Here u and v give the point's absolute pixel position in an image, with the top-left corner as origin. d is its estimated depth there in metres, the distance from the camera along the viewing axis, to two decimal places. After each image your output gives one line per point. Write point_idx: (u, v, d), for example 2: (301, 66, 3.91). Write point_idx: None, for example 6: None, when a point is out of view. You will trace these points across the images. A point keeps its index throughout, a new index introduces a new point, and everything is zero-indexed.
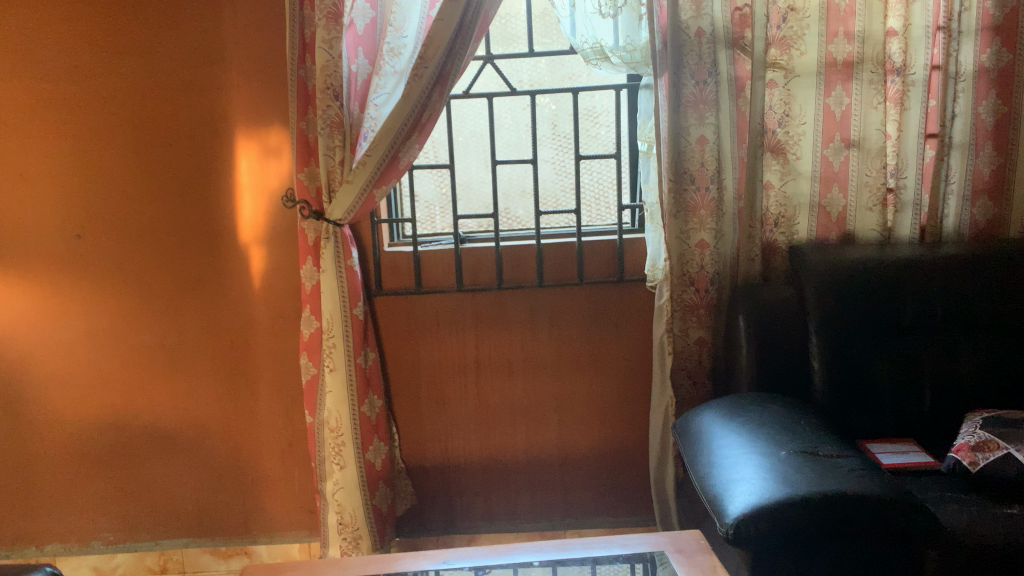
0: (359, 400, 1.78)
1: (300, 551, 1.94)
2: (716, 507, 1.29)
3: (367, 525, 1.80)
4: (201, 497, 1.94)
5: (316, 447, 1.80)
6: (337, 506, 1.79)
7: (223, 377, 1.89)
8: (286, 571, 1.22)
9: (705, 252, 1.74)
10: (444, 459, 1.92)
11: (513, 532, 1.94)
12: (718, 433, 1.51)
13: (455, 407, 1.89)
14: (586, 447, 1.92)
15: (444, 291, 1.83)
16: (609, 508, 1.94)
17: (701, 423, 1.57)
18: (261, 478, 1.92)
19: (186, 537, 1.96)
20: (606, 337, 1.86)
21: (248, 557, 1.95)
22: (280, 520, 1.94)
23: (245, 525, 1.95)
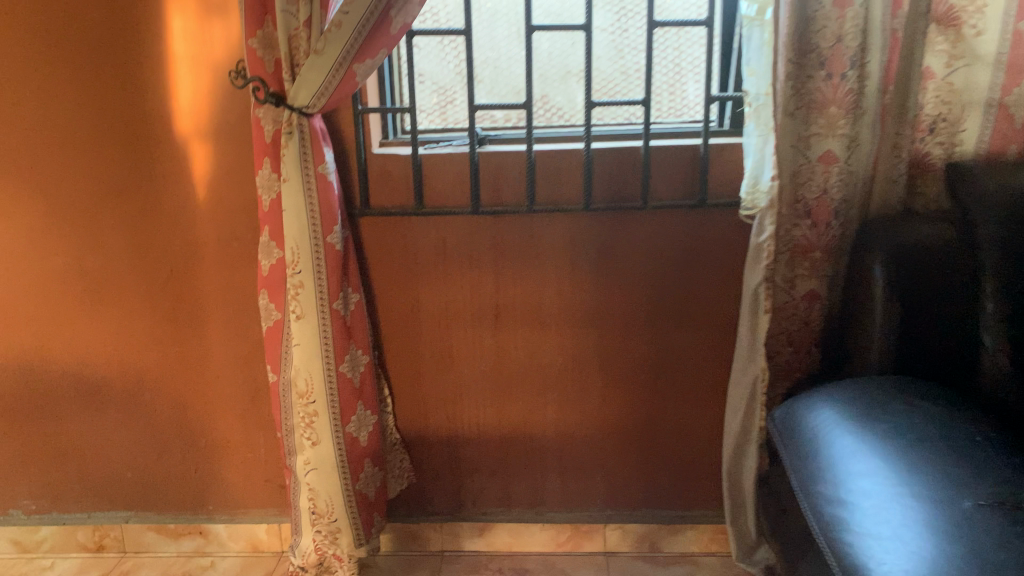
0: (338, 357, 1.31)
1: (269, 534, 1.53)
2: None
3: (348, 518, 1.37)
4: (143, 463, 1.52)
5: (283, 414, 1.36)
6: (309, 492, 1.35)
7: (162, 314, 1.43)
8: None
9: (831, 170, 1.21)
10: (452, 431, 1.46)
11: (539, 524, 1.51)
12: (846, 442, 1.01)
13: (467, 366, 1.42)
14: (639, 424, 1.45)
15: (453, 213, 1.32)
16: (664, 499, 1.50)
17: (817, 422, 1.08)
18: (217, 443, 1.49)
19: (125, 510, 1.55)
20: (676, 282, 1.35)
21: (203, 537, 1.54)
22: (242, 495, 1.53)
23: (199, 498, 1.53)
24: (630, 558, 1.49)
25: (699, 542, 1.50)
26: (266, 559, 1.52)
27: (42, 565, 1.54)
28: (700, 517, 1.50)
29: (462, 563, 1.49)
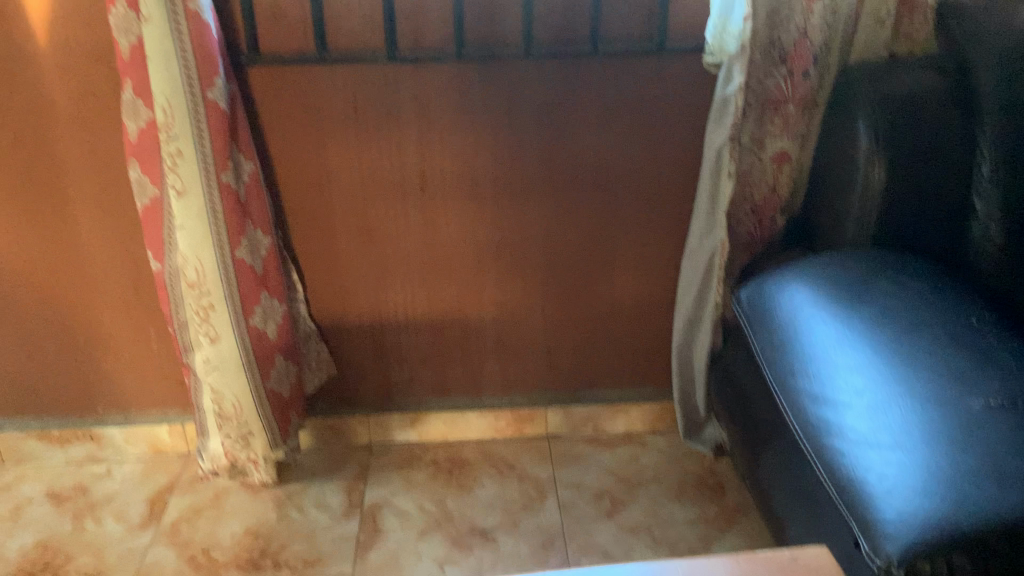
0: (233, 240, 1.10)
1: (171, 435, 1.36)
2: (858, 505, 0.73)
3: (260, 421, 1.21)
4: (11, 364, 1.29)
5: (173, 308, 1.15)
6: (213, 394, 1.18)
7: (8, 191, 1.16)
8: None
9: (815, 7, 1.02)
10: (375, 318, 1.30)
11: (476, 412, 1.39)
12: (828, 324, 0.90)
13: (389, 245, 1.23)
14: (584, 303, 1.31)
15: (365, 62, 1.09)
16: (609, 379, 1.40)
17: (792, 300, 0.95)
18: (99, 340, 1.28)
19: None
20: (629, 143, 1.18)
21: (95, 443, 1.36)
22: (137, 395, 1.34)
23: (86, 400, 1.34)
24: (573, 442, 1.40)
25: (645, 421, 1.42)
26: (171, 462, 1.36)
27: None
28: (646, 396, 1.41)
29: (394, 456, 1.38)
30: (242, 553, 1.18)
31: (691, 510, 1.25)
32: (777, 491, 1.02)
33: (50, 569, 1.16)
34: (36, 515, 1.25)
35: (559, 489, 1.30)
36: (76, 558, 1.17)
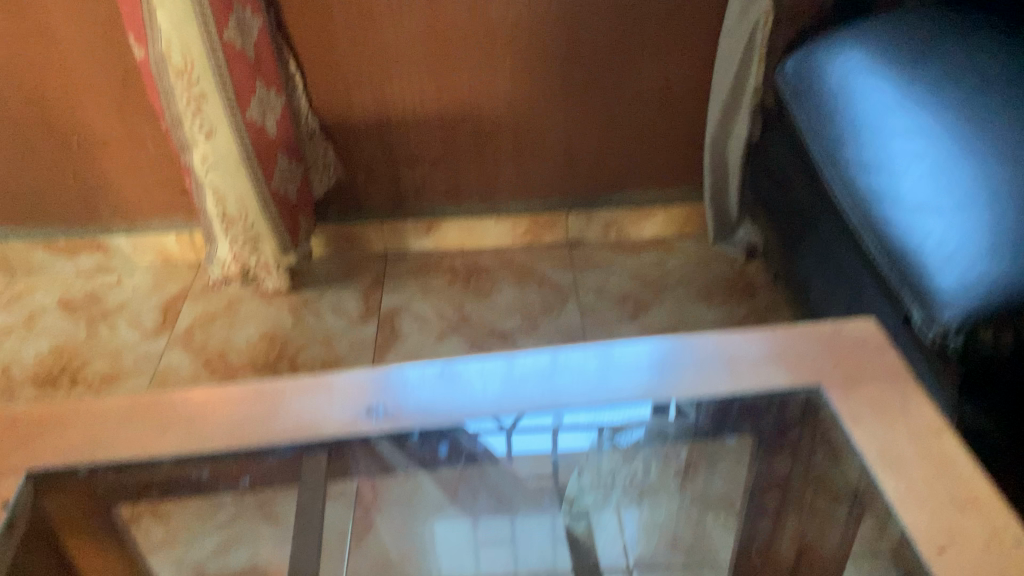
0: (219, 19, 0.99)
1: (180, 243, 1.32)
2: (909, 274, 0.68)
3: (268, 222, 1.15)
4: (6, 170, 1.23)
5: (162, 103, 1.05)
6: (217, 197, 1.11)
7: None
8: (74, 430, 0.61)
9: None
10: (382, 115, 1.20)
11: (493, 218, 1.32)
12: (884, 85, 0.79)
13: (392, 30, 1.11)
14: (609, 94, 1.20)
15: None
16: (635, 180, 1.31)
17: (844, 62, 0.85)
18: (93, 143, 1.21)
19: (3, 227, 1.30)
20: None
21: (104, 252, 1.32)
22: (141, 202, 1.28)
23: (89, 208, 1.29)
24: (597, 247, 1.34)
25: (672, 225, 1.34)
26: (182, 271, 1.32)
27: None
28: (674, 199, 1.32)
29: (409, 264, 1.33)
30: (257, 357, 1.16)
31: (719, 312, 1.20)
32: (814, 284, 0.99)
33: (68, 373, 1.15)
34: (51, 323, 1.23)
35: (580, 294, 1.25)
36: (92, 363, 1.16)
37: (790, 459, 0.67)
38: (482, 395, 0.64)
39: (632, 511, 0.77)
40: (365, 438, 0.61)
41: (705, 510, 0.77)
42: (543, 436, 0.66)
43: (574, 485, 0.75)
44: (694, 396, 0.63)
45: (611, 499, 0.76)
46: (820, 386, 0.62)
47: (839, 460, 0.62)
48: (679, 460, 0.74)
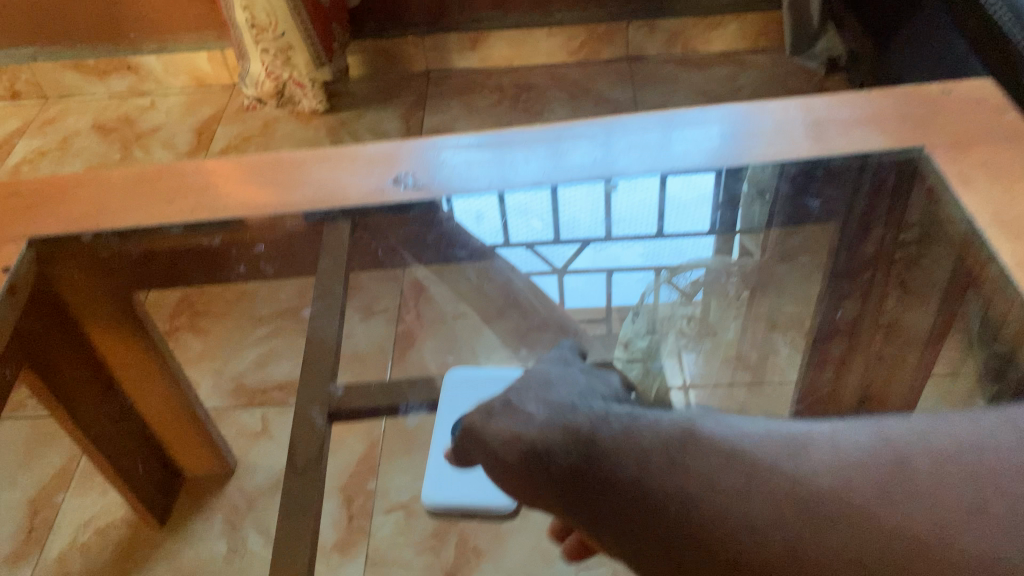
0: None
1: (213, 64, 1.24)
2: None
3: (299, 31, 1.06)
4: None
5: None
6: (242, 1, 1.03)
7: None
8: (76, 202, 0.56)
9: None
10: None
11: (546, 31, 1.21)
12: None
13: None
14: None
15: None
16: None
17: None
18: None
19: (31, 48, 1.24)
20: None
21: (136, 74, 1.26)
22: (169, 16, 1.21)
23: (116, 25, 1.21)
24: (659, 63, 1.22)
25: (744, 38, 1.21)
26: (215, 94, 1.25)
27: None
28: (748, 6, 1.18)
29: (454, 82, 1.23)
30: None
31: None
32: (909, 77, 0.88)
33: None
34: (85, 145, 1.18)
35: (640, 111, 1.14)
36: None
37: (864, 298, 0.56)
38: (526, 166, 0.56)
39: (687, 346, 0.62)
40: (396, 208, 0.54)
41: (772, 336, 0.63)
42: (598, 280, 0.59)
43: (631, 327, 0.60)
44: (775, 161, 0.54)
45: (667, 337, 0.62)
46: (924, 149, 0.53)
47: (912, 305, 0.53)
48: (745, 298, 0.63)
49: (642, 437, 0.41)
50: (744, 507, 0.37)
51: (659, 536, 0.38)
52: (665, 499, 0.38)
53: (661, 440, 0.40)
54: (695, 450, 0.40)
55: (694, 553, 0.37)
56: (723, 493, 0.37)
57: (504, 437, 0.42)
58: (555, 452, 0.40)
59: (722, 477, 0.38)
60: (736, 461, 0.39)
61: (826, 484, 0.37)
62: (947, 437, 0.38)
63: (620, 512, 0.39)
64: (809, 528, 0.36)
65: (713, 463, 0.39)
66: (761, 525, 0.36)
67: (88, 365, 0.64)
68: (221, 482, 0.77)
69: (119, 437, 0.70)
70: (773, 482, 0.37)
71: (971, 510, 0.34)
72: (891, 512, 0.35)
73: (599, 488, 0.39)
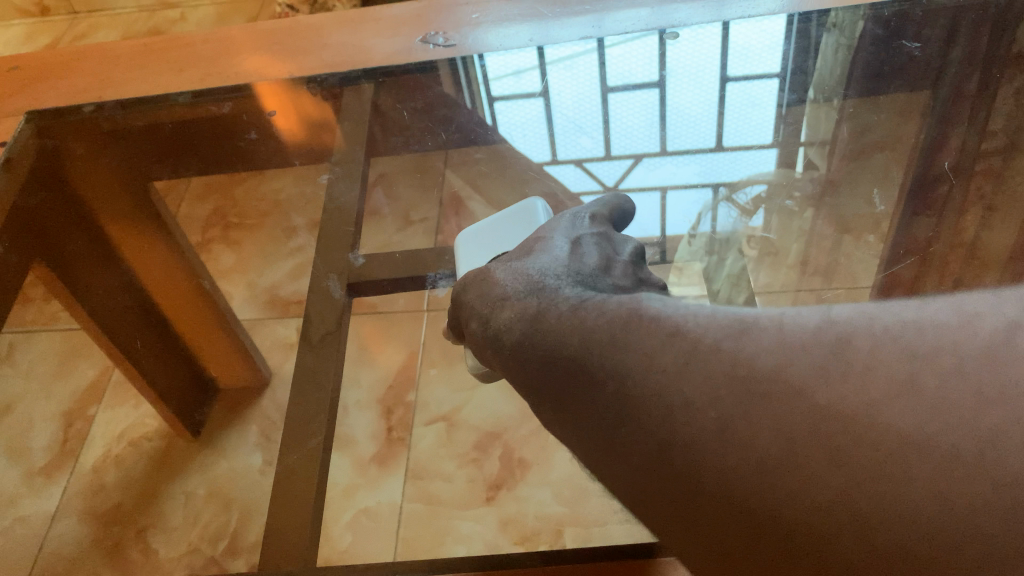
0: None
1: None
2: None
3: None
4: None
5: None
6: None
7: None
8: (73, 73, 0.53)
9: None
10: None
11: None
12: None
13: None
14: None
15: None
16: None
17: None
18: None
19: None
20: None
21: None
22: None
23: None
24: None
25: None
26: (248, 4, 1.19)
27: None
28: None
29: None
30: None
31: None
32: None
33: None
34: None
35: None
36: None
37: (943, 212, 0.44)
38: (572, 23, 0.51)
39: (747, 268, 0.50)
40: (422, 68, 0.51)
41: (843, 243, 0.47)
42: (651, 200, 0.48)
43: (687, 252, 0.48)
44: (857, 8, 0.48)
45: (727, 261, 0.50)
46: None
47: (1000, 224, 0.42)
48: (810, 220, 0.49)
49: (591, 314, 0.29)
50: (670, 387, 0.24)
51: (593, 432, 0.27)
52: (592, 387, 0.27)
53: (584, 318, 0.29)
54: (641, 325, 0.26)
55: (636, 455, 0.25)
56: (651, 375, 0.25)
57: (482, 310, 0.34)
58: (510, 334, 0.31)
59: (655, 355, 0.25)
60: (674, 340, 0.25)
61: (766, 368, 0.22)
62: (1002, 313, 0.20)
63: (556, 400, 0.28)
64: (742, 415, 0.22)
65: (651, 345, 0.25)
66: (684, 410, 0.23)
67: (89, 237, 0.53)
68: (252, 397, 0.52)
69: (116, 305, 0.52)
70: (695, 366, 0.24)
71: (987, 411, 0.19)
72: (873, 405, 0.20)
73: (537, 370, 0.29)
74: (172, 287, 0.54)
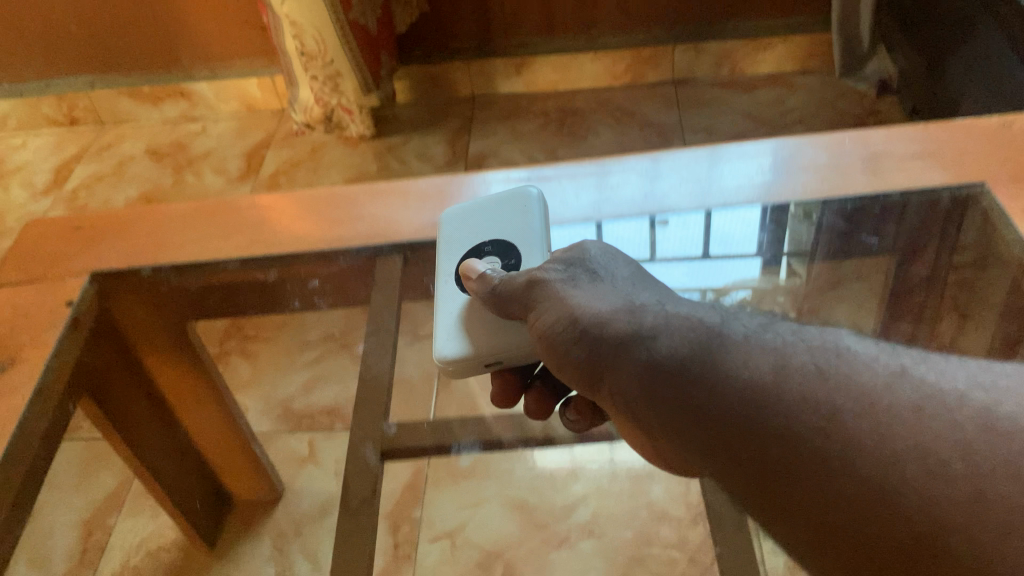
0: None
1: (262, 91, 1.26)
2: None
3: (346, 58, 1.09)
4: (86, 14, 1.20)
5: None
6: (293, 28, 1.06)
7: None
8: (128, 236, 0.57)
9: None
10: None
11: (590, 55, 1.22)
12: None
13: None
14: None
15: None
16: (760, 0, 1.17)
17: None
18: None
19: (90, 76, 1.28)
20: None
21: (188, 101, 1.29)
22: (220, 43, 1.23)
23: (169, 51, 1.24)
24: (707, 88, 1.22)
25: (794, 59, 1.22)
26: (266, 119, 1.27)
27: (13, 144, 1.31)
28: (800, 30, 1.19)
29: (501, 107, 1.24)
30: None
31: None
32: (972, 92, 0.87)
33: None
34: (139, 171, 1.22)
35: (686, 136, 1.15)
36: None
37: (920, 320, 0.51)
38: (572, 197, 0.56)
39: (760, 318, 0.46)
40: None
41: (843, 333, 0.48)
42: None
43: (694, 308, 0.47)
44: (813, 199, 0.53)
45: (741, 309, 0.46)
46: (986, 184, 0.51)
47: (972, 329, 0.49)
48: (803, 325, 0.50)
49: (789, 350, 0.33)
50: (904, 431, 0.28)
51: (770, 458, 0.29)
52: (798, 411, 0.30)
53: (769, 348, 0.33)
54: (847, 363, 0.31)
55: (828, 484, 0.28)
56: (875, 411, 0.29)
57: (619, 319, 0.38)
58: (666, 347, 0.35)
59: (885, 397, 0.29)
60: (902, 384, 0.30)
61: (1020, 425, 0.27)
62: None
63: (722, 414, 0.31)
64: (987, 467, 0.26)
65: (871, 386, 0.30)
66: (930, 455, 0.27)
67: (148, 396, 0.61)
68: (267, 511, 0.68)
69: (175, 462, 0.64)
70: (933, 413, 0.28)
71: None
72: None
73: (709, 377, 0.33)
74: (215, 442, 0.66)
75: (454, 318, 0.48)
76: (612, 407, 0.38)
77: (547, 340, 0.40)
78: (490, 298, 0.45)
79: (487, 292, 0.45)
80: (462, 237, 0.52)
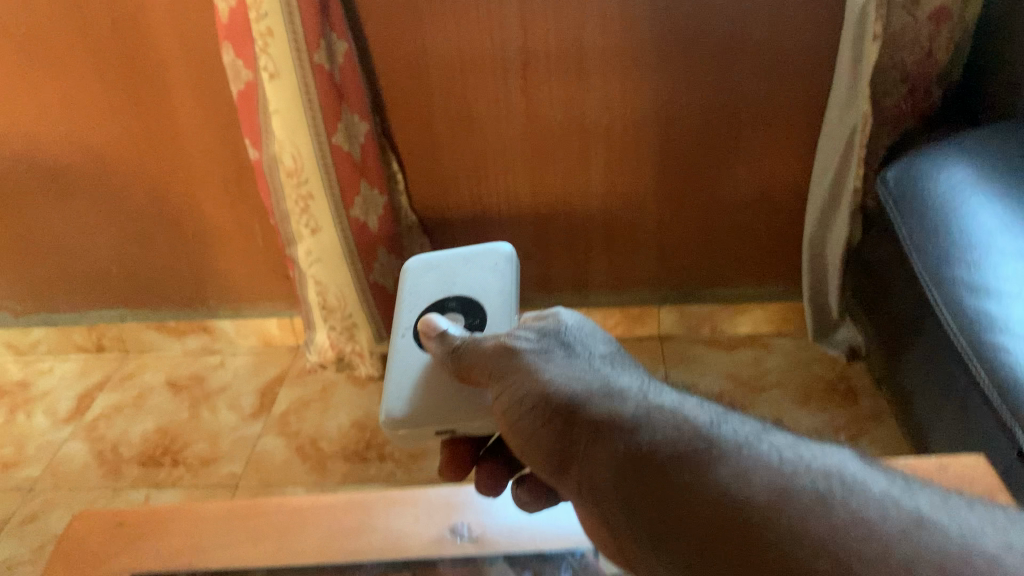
0: (330, 126, 1.03)
1: (280, 329, 1.37)
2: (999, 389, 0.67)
3: (364, 310, 1.20)
4: (129, 259, 1.32)
5: (272, 197, 1.11)
6: (318, 285, 1.17)
7: (102, 92, 1.13)
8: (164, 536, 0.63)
9: None
10: (478, 215, 1.24)
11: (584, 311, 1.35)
12: (971, 205, 0.80)
13: (492, 135, 1.15)
14: (698, 200, 1.21)
15: None
16: (736, 273, 1.30)
17: (937, 183, 0.85)
18: (205, 233, 1.28)
19: (121, 309, 1.39)
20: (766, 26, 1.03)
21: (209, 335, 1.39)
22: (246, 288, 1.34)
23: (199, 292, 1.36)
24: (691, 345, 1.34)
25: (769, 323, 1.34)
26: (282, 355, 1.37)
27: (41, 368, 1.40)
28: (773, 298, 1.32)
29: None
30: (348, 446, 1.18)
31: (818, 418, 1.18)
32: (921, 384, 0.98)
33: (170, 454, 1.20)
34: (157, 402, 1.29)
35: None
36: (193, 444, 1.21)
37: None
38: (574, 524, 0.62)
39: None
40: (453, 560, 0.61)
41: None
42: None
43: None
44: None
45: None
46: None
47: None
48: None
49: (796, 476, 0.44)
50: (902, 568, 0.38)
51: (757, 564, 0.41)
52: (801, 534, 0.41)
53: (767, 462, 0.45)
54: (853, 495, 0.43)
55: None
56: (883, 551, 0.39)
57: (602, 407, 0.49)
58: (663, 445, 0.46)
59: (889, 537, 0.40)
60: (915, 529, 0.40)
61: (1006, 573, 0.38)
62: None
63: (718, 528, 0.42)
64: None
65: (878, 526, 0.41)
66: None
67: None
68: None
69: None
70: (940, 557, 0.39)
71: None
72: None
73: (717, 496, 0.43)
74: None
75: (414, 380, 0.64)
76: (567, 484, 0.50)
77: (524, 414, 0.51)
78: (452, 357, 0.58)
79: (448, 352, 0.58)
80: (428, 299, 0.74)
